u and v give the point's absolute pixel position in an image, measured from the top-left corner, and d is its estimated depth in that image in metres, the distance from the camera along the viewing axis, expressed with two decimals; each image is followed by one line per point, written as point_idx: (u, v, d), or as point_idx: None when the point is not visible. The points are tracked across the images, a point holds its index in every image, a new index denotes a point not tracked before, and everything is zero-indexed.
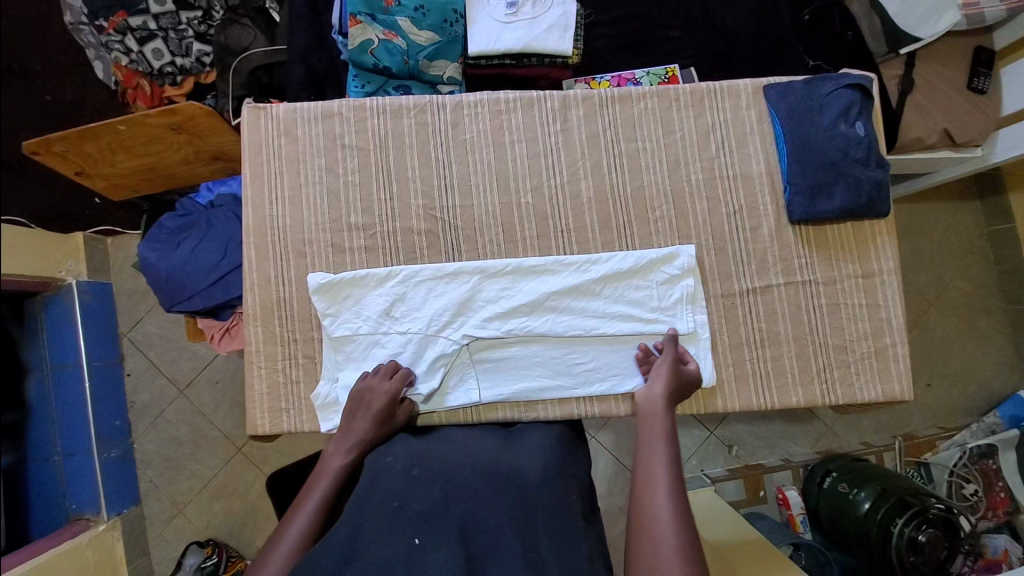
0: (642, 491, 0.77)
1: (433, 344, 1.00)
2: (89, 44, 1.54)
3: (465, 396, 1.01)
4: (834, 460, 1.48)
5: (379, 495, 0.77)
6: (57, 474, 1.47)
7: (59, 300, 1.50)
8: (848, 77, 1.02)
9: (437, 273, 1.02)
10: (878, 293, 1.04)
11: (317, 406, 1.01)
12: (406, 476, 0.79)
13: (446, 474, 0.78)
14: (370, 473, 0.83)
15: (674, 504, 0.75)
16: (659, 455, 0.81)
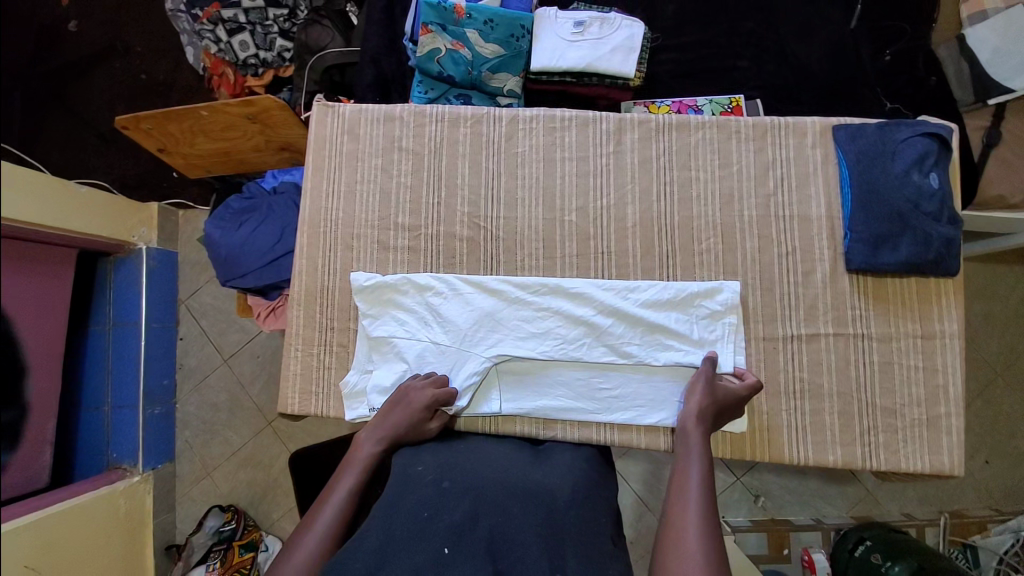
0: (672, 535, 0.76)
1: (463, 354, 1.01)
2: (184, 31, 1.68)
3: (486, 406, 1.01)
4: (870, 528, 1.38)
5: (411, 502, 0.80)
6: (105, 424, 1.58)
7: (129, 262, 1.63)
8: (926, 124, 0.98)
9: (475, 284, 1.04)
10: (938, 357, 0.97)
11: (345, 393, 1.04)
12: (437, 488, 0.81)
13: (476, 489, 0.81)
14: (402, 480, 0.86)
15: (706, 552, 0.72)
16: (691, 497, 0.79)
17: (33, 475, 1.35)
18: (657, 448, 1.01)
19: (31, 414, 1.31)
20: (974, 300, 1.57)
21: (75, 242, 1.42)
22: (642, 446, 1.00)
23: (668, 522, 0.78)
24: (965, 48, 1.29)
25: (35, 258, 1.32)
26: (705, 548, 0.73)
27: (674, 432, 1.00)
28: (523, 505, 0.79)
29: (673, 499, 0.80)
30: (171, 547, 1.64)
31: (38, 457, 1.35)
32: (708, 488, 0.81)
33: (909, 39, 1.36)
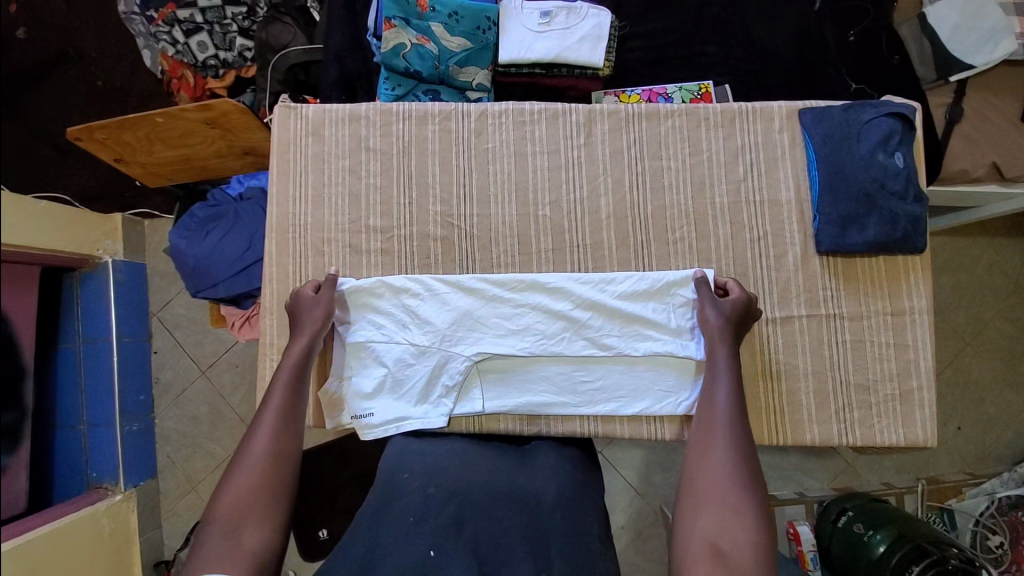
0: (701, 454, 0.81)
1: (442, 354, 1.01)
2: (139, 33, 1.61)
3: (468, 405, 1.01)
4: (852, 498, 1.41)
5: (397, 510, 0.79)
6: (82, 443, 1.52)
7: (95, 276, 1.57)
8: (889, 104, 0.99)
9: (451, 283, 1.02)
10: (908, 333, 0.99)
11: (326, 401, 1.02)
12: (422, 495, 0.81)
13: (462, 493, 0.81)
14: (387, 487, 0.85)
15: (734, 467, 0.78)
16: (720, 416, 0.84)
17: (14, 500, 1.28)
18: (642, 437, 1.02)
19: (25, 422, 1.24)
20: (942, 273, 1.61)
21: (42, 259, 1.39)
22: (625, 437, 1.01)
23: (698, 440, 0.83)
24: (925, 26, 1.31)
25: (9, 279, 1.27)
26: (732, 462, 0.79)
27: (656, 421, 1.01)
28: (508, 507, 0.80)
29: (702, 420, 0.85)
30: (160, 564, 1.61)
31: (16, 482, 1.28)
32: (736, 405, 0.85)
33: (872, 20, 1.36)
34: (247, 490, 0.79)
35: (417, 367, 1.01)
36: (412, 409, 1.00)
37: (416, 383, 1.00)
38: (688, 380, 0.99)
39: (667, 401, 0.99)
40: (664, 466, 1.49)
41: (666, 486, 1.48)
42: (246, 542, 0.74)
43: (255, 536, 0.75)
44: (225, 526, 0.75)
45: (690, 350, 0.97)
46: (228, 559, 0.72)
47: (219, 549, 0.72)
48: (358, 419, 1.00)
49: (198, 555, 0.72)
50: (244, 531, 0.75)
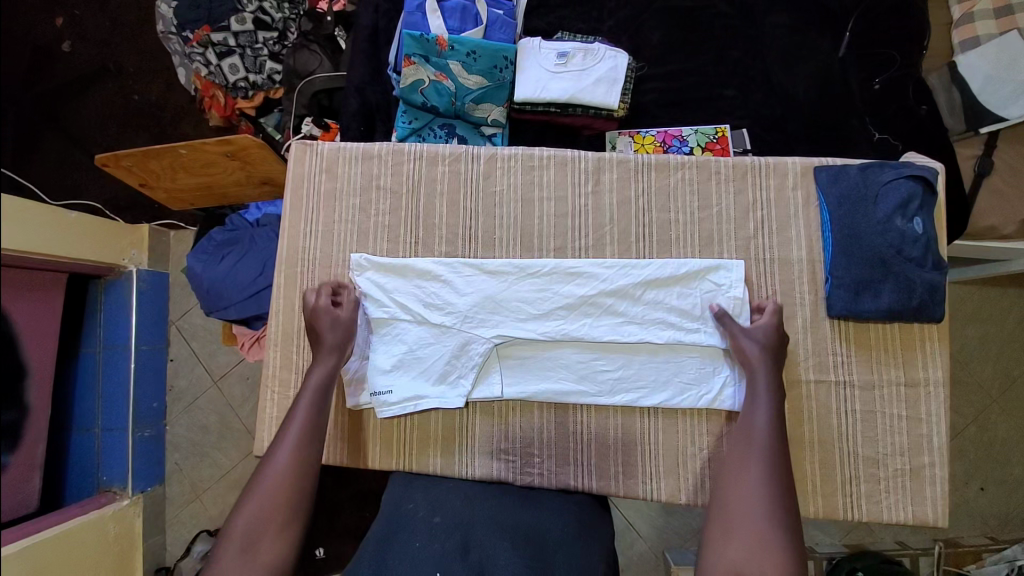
0: (737, 480, 0.82)
1: (460, 336, 1.01)
2: (175, 52, 1.67)
3: (487, 389, 1.00)
4: (863, 557, 1.34)
5: (403, 538, 0.82)
6: (95, 446, 1.57)
7: (119, 284, 1.61)
8: (910, 166, 0.96)
9: (478, 267, 1.03)
10: (922, 405, 0.96)
11: (346, 379, 1.02)
12: (427, 523, 0.85)
13: (465, 523, 0.85)
14: (392, 516, 0.89)
15: (768, 497, 0.79)
16: (755, 444, 0.84)
17: (24, 500, 1.35)
18: (635, 497, 0.98)
19: (30, 414, 1.33)
20: (968, 324, 1.54)
21: (70, 267, 1.43)
22: (620, 495, 0.98)
23: (732, 467, 0.84)
24: (957, 76, 1.27)
25: (27, 286, 1.32)
26: (767, 490, 0.79)
27: (651, 480, 0.97)
28: (511, 540, 0.82)
29: (740, 447, 0.85)
30: (161, 570, 1.64)
31: (27, 483, 1.35)
32: (774, 434, 0.84)
33: (900, 68, 1.33)
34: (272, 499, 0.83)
35: (434, 347, 1.02)
36: (430, 387, 1.01)
37: (435, 361, 1.01)
38: (710, 371, 0.96)
39: (689, 393, 0.96)
40: (666, 509, 1.46)
41: (667, 531, 1.45)
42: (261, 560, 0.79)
43: (271, 553, 0.80)
44: (244, 544, 0.78)
45: (711, 340, 0.96)
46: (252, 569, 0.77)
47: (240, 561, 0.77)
48: (376, 395, 1.01)
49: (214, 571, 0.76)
50: (262, 548, 0.80)
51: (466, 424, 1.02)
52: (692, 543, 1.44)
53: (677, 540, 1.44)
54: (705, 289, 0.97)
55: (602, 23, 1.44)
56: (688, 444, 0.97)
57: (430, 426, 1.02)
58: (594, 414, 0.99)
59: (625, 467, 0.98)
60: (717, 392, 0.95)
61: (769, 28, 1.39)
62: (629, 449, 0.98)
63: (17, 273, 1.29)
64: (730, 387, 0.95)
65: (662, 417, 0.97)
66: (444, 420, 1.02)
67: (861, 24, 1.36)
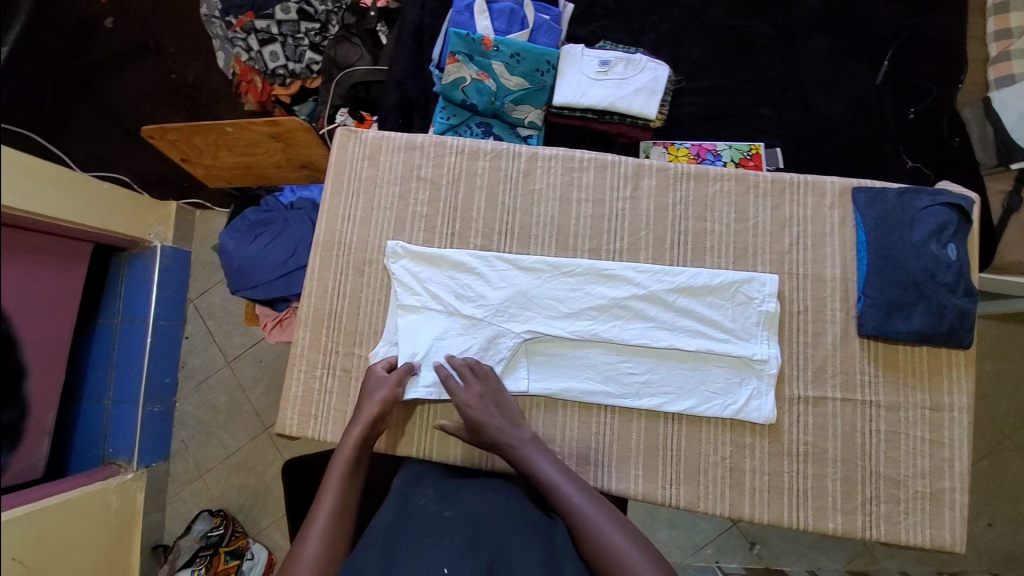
0: (602, 540, 0.81)
1: (491, 329, 1.02)
2: (217, 36, 1.71)
3: (513, 383, 1.01)
4: None
5: (413, 532, 0.81)
6: (104, 417, 1.58)
7: (141, 259, 1.64)
8: (947, 193, 0.97)
9: (513, 264, 1.04)
10: (946, 430, 0.96)
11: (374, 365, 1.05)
12: (439, 517, 0.84)
13: (476, 515, 0.84)
14: (403, 513, 0.87)
15: (621, 526, 0.83)
16: (589, 506, 0.86)
17: (32, 465, 1.36)
18: (654, 502, 0.98)
19: (41, 383, 1.32)
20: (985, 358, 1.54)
21: (97, 238, 1.45)
22: (639, 497, 0.97)
23: (581, 531, 0.83)
24: (991, 112, 1.28)
25: (53, 253, 1.34)
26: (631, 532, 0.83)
27: (672, 485, 0.97)
28: (523, 534, 0.80)
29: (578, 521, 0.84)
30: (158, 546, 1.63)
31: (36, 449, 1.36)
32: (583, 487, 0.89)
33: (933, 100, 1.35)
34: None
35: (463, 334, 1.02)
36: None
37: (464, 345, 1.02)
38: (738, 382, 0.96)
39: (716, 402, 0.96)
40: (671, 524, 1.47)
41: (669, 545, 1.46)
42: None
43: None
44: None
45: (741, 350, 0.96)
46: None
47: None
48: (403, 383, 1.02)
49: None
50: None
51: None
52: (695, 561, 1.45)
53: (680, 554, 1.46)
54: (735, 298, 0.98)
55: (644, 35, 1.47)
56: (711, 452, 0.96)
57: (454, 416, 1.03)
58: (618, 416, 0.99)
59: (647, 470, 0.98)
60: (744, 403, 0.95)
61: (808, 52, 1.42)
62: (652, 454, 0.97)
63: (36, 240, 1.29)
64: (756, 400, 0.95)
65: (686, 424, 0.97)
66: None
67: (899, 54, 1.38)
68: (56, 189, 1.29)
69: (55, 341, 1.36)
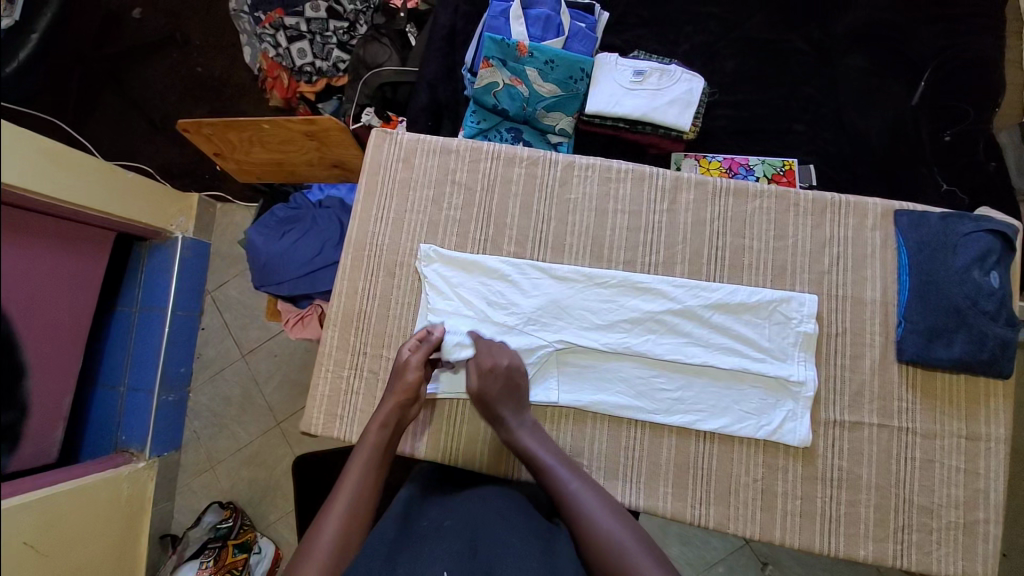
0: (602, 541, 0.79)
1: (521, 340, 1.01)
2: (244, 31, 1.69)
3: (542, 395, 0.99)
4: None
5: (413, 543, 0.80)
6: (118, 404, 1.53)
7: (163, 249, 1.59)
8: (992, 220, 0.95)
9: (547, 273, 1.04)
10: (982, 461, 0.94)
11: None
12: (439, 526, 0.83)
13: (475, 522, 0.83)
14: (406, 520, 0.86)
15: (624, 522, 0.81)
16: (591, 503, 0.84)
17: (46, 449, 1.34)
18: (682, 520, 0.97)
19: (58, 365, 1.30)
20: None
21: (120, 226, 1.41)
22: (667, 515, 0.97)
23: (581, 530, 0.81)
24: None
25: (76, 238, 1.31)
26: (637, 535, 0.80)
27: (701, 505, 0.96)
28: (521, 536, 0.80)
29: (578, 517, 0.82)
30: (166, 537, 1.57)
31: (51, 433, 1.33)
32: (588, 483, 0.87)
33: (971, 123, 1.33)
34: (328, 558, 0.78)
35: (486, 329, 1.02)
36: None
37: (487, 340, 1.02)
38: (772, 403, 0.96)
39: (748, 422, 0.96)
40: (682, 538, 1.39)
41: (679, 561, 1.38)
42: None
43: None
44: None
45: (777, 370, 0.96)
46: None
47: None
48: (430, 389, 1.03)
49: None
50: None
51: None
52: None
53: (690, 570, 1.37)
54: (773, 318, 0.98)
55: (678, 46, 1.46)
56: (742, 473, 0.96)
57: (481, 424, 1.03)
58: (649, 431, 0.98)
59: (675, 487, 0.97)
60: (778, 425, 0.95)
61: (846, 69, 1.40)
62: (682, 472, 0.97)
63: (60, 224, 1.26)
64: (792, 421, 0.95)
65: (717, 442, 0.97)
66: None
67: (937, 74, 1.36)
68: (82, 173, 1.26)
69: (74, 325, 1.33)
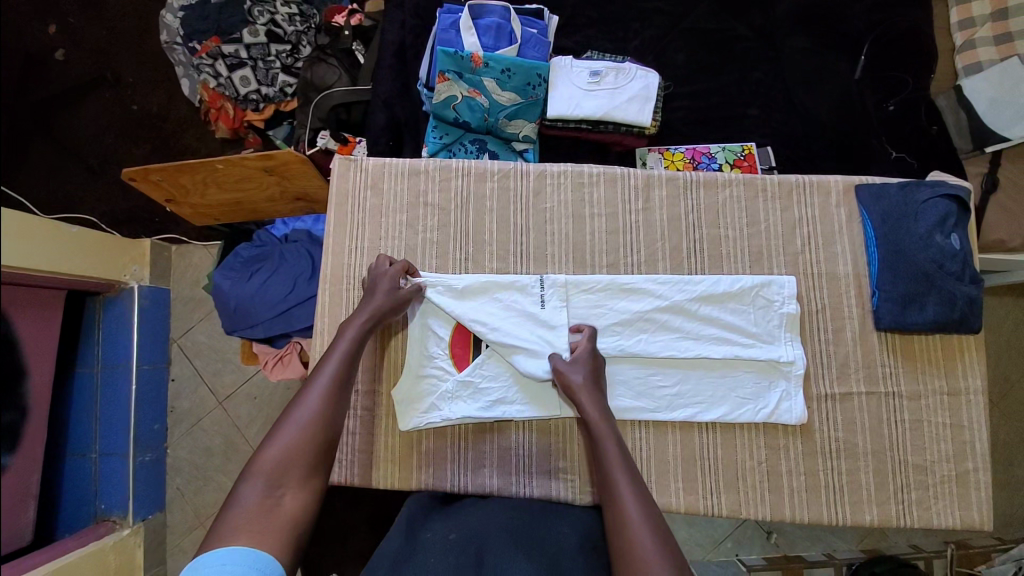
0: (632, 563, 0.72)
1: (532, 360, 0.98)
2: (179, 63, 1.62)
3: (545, 411, 0.99)
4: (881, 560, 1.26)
5: (419, 556, 0.79)
6: (92, 472, 1.42)
7: (119, 301, 1.48)
8: (946, 185, 1.00)
9: (535, 289, 1.02)
10: (964, 413, 0.99)
11: (399, 400, 1.00)
12: (444, 540, 0.83)
13: (481, 536, 0.83)
14: (410, 537, 0.85)
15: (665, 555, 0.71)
16: (632, 515, 0.76)
17: (18, 533, 1.24)
18: (696, 512, 0.98)
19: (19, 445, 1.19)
20: (1006, 321, 1.43)
21: (69, 285, 1.31)
22: (681, 510, 0.98)
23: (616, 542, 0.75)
24: (963, 99, 1.33)
25: (24, 304, 1.21)
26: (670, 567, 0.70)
27: (712, 495, 0.98)
28: (523, 551, 0.80)
29: (615, 529, 0.76)
30: None
31: (22, 515, 1.23)
32: (643, 499, 0.78)
33: (912, 91, 1.39)
34: (304, 438, 0.78)
35: (473, 350, 1.01)
36: (485, 414, 0.99)
37: (474, 360, 1.01)
38: (766, 386, 0.98)
39: (747, 407, 0.98)
40: (687, 521, 1.40)
41: (688, 544, 1.39)
42: (283, 509, 0.72)
43: (294, 501, 0.73)
44: (266, 484, 0.72)
45: (768, 354, 0.98)
46: (270, 515, 0.70)
47: (257, 509, 0.70)
48: (429, 419, 0.99)
49: (231, 514, 0.70)
50: (284, 493, 0.73)
51: (517, 440, 1.01)
52: (714, 556, 1.37)
53: (700, 551, 1.38)
54: (757, 302, 1.00)
55: (628, 43, 1.48)
56: (747, 458, 0.98)
57: (486, 451, 1.01)
58: (653, 430, 0.99)
59: (685, 481, 0.98)
60: (775, 406, 0.97)
61: (790, 51, 1.45)
62: (690, 465, 0.98)
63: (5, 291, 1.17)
64: (787, 401, 0.97)
65: (719, 431, 0.99)
66: (496, 432, 1.01)
67: (875, 48, 1.42)
68: (20, 235, 1.17)
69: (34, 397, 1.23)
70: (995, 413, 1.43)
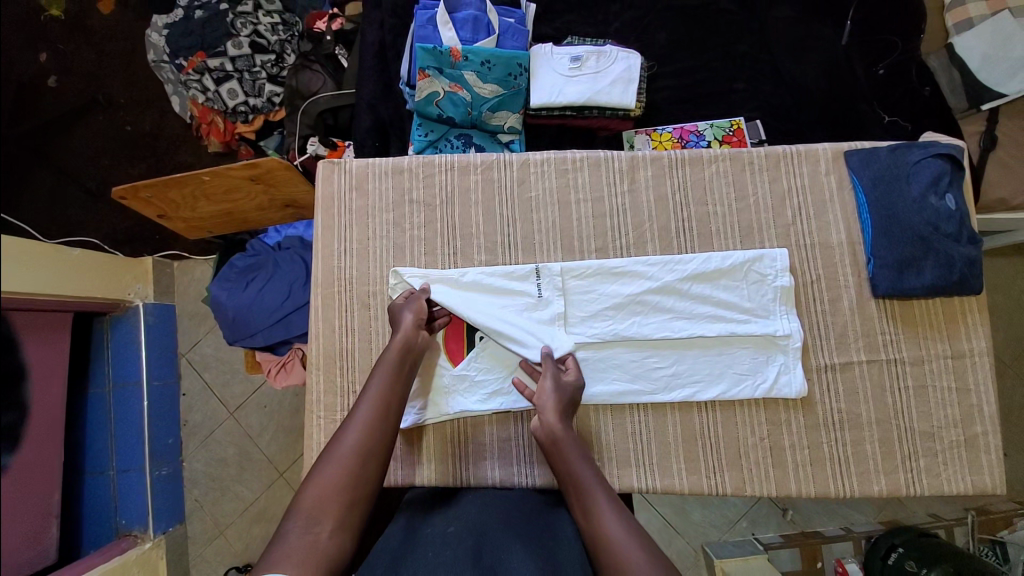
0: None
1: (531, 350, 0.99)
2: (168, 80, 1.63)
3: None
4: (899, 530, 1.24)
5: (419, 548, 0.80)
6: (111, 488, 1.45)
7: (125, 319, 1.49)
8: (939, 144, 0.97)
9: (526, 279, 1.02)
10: (970, 376, 0.97)
11: None
12: (443, 534, 0.84)
13: (480, 529, 0.84)
14: (410, 535, 0.85)
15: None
16: (621, 537, 0.74)
17: (43, 551, 1.26)
18: (700, 492, 0.98)
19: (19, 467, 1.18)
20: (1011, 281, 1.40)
21: (73, 306, 1.32)
22: (685, 491, 0.97)
23: None
24: (954, 57, 1.29)
25: (31, 328, 1.22)
26: None
27: (716, 474, 0.97)
28: (522, 543, 0.81)
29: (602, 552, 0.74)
30: None
31: (46, 533, 1.26)
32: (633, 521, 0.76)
33: (900, 54, 1.35)
34: (342, 473, 0.79)
35: (467, 344, 1.02)
36: (482, 407, 1.00)
37: (468, 354, 1.01)
38: (765, 361, 0.97)
39: (745, 384, 0.97)
40: (701, 502, 1.38)
41: (704, 526, 1.37)
42: (321, 547, 0.72)
43: (331, 540, 0.73)
44: (306, 521, 0.74)
45: (764, 329, 0.97)
46: (309, 554, 0.70)
47: (297, 547, 0.71)
48: (426, 413, 1.00)
49: (276, 551, 0.71)
50: (323, 531, 0.74)
51: (517, 431, 1.01)
52: (730, 535, 1.36)
53: (717, 532, 1.37)
54: (750, 278, 0.99)
55: (608, 26, 1.46)
56: (750, 435, 0.97)
57: (485, 443, 1.01)
58: (652, 413, 0.98)
59: (688, 461, 0.97)
60: (774, 381, 0.96)
61: (774, 22, 1.41)
62: (691, 445, 0.97)
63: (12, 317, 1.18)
64: (786, 375, 0.96)
65: (720, 410, 0.98)
66: (495, 424, 1.02)
67: (861, 12, 1.39)
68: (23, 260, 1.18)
69: (46, 418, 1.25)
70: (1008, 376, 1.40)
